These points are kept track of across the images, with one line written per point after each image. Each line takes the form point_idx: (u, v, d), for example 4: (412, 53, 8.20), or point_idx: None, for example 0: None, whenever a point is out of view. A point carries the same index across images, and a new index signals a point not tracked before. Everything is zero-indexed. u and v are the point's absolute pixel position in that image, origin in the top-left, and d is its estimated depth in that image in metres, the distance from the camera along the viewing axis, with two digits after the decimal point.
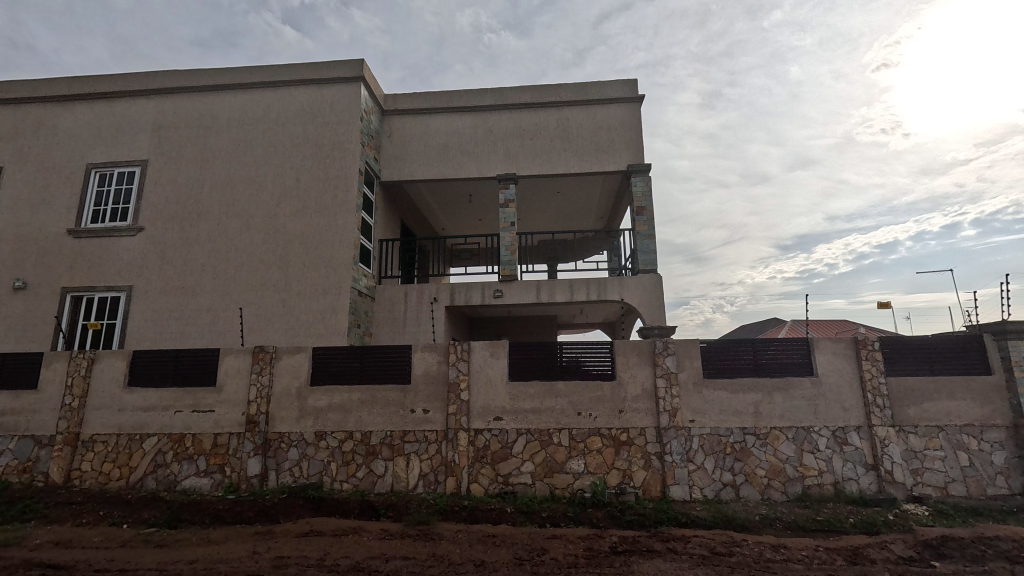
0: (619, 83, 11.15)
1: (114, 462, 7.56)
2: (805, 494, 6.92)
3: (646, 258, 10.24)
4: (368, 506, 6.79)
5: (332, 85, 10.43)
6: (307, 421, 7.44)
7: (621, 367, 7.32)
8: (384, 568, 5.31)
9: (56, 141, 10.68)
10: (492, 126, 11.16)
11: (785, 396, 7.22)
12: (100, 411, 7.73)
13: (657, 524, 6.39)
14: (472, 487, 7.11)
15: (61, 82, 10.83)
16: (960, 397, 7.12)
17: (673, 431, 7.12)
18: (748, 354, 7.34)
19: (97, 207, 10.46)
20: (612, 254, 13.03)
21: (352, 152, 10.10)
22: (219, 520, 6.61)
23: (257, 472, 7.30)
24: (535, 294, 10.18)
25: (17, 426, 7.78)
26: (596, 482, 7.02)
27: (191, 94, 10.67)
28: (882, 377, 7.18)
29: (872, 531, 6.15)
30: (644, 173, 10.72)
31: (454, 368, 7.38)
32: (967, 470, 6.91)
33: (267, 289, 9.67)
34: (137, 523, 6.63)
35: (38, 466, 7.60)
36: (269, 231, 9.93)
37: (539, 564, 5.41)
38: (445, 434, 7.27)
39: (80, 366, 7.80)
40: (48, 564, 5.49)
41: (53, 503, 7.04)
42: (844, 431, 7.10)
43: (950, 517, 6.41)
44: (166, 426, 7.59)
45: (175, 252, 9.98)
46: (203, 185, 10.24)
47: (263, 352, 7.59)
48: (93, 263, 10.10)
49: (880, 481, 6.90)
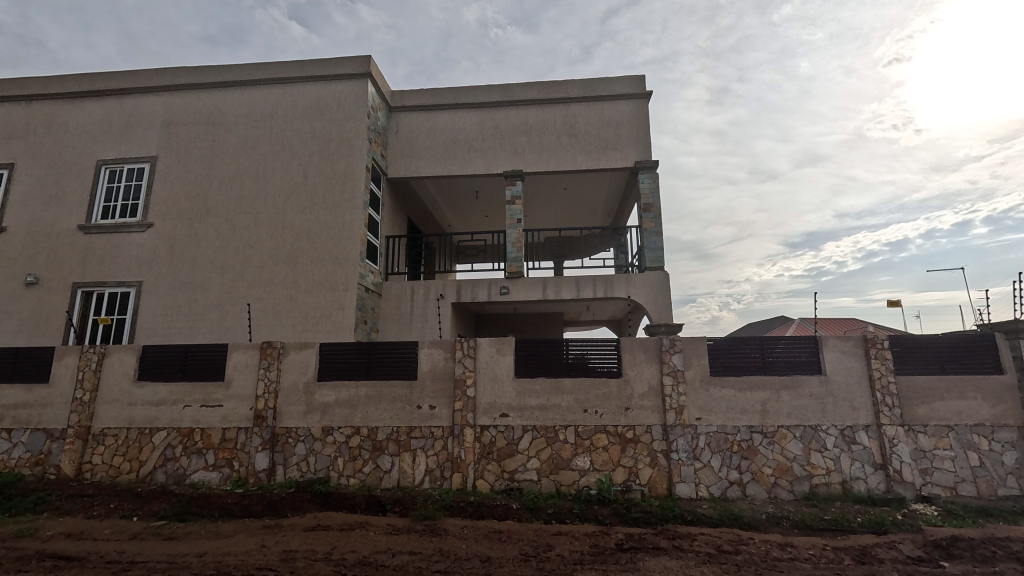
0: (627, 79, 11.08)
1: (124, 455, 7.65)
2: (812, 492, 6.88)
3: (654, 255, 10.14)
4: (375, 501, 6.82)
5: (340, 81, 10.45)
6: (315, 416, 7.49)
7: (628, 364, 7.31)
8: (391, 562, 5.34)
9: (68, 137, 10.78)
10: (499, 122, 11.14)
11: (792, 395, 7.18)
12: (111, 405, 7.81)
13: (663, 521, 6.38)
14: (478, 483, 7.15)
15: (72, 78, 10.91)
16: (971, 396, 7.05)
17: (679, 429, 7.09)
18: (756, 353, 7.29)
19: (107, 203, 10.55)
20: (619, 251, 12.98)
21: (359, 149, 10.10)
22: (227, 513, 6.67)
23: (265, 467, 7.35)
24: (542, 291, 10.16)
25: (30, 419, 7.88)
26: (602, 478, 7.01)
27: (200, 91, 10.72)
28: (891, 375, 7.11)
29: (880, 530, 6.11)
30: (651, 169, 10.63)
31: (460, 364, 7.39)
32: (977, 470, 6.84)
33: (275, 285, 9.73)
34: (147, 516, 6.70)
35: (50, 458, 7.71)
36: (277, 226, 9.98)
37: (546, 560, 5.43)
38: (451, 430, 7.29)
39: (91, 361, 7.88)
40: (60, 555, 5.56)
41: (65, 495, 7.14)
42: (853, 430, 7.06)
43: (960, 518, 6.35)
44: (175, 420, 7.66)
45: (184, 247, 10.05)
46: (211, 181, 10.30)
47: (270, 348, 7.63)
48: (103, 258, 10.19)
49: (888, 481, 6.86)
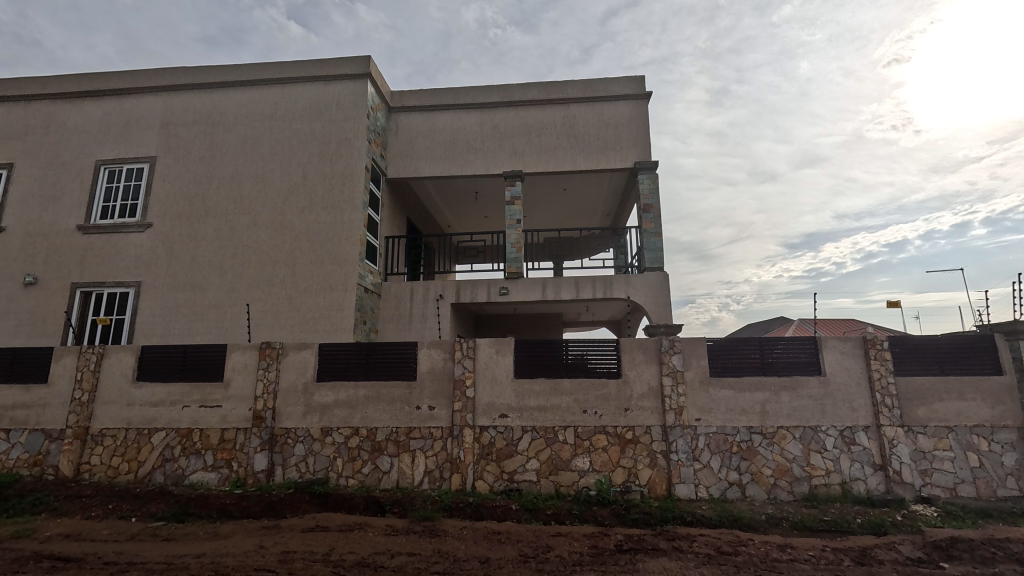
0: (627, 79, 11.08)
1: (123, 456, 7.63)
2: (812, 493, 6.87)
3: (652, 256, 10.16)
4: (374, 502, 6.81)
5: (339, 82, 10.44)
6: (314, 417, 7.48)
7: (627, 365, 7.30)
8: (389, 563, 5.33)
9: (67, 138, 10.77)
10: (499, 123, 11.14)
11: (791, 396, 7.17)
12: (109, 405, 7.79)
13: (662, 522, 6.37)
14: (477, 484, 7.14)
15: (70, 78, 10.90)
16: (970, 397, 7.04)
17: (678, 430, 7.08)
18: (755, 353, 7.28)
19: (106, 203, 10.54)
20: (618, 252, 12.98)
21: (359, 149, 10.10)
22: (225, 514, 6.65)
23: (263, 468, 7.34)
24: (541, 291, 10.16)
25: (28, 420, 7.87)
26: (601, 479, 6.99)
27: (199, 91, 10.72)
28: (890, 376, 7.10)
29: (879, 531, 6.11)
30: (650, 170, 10.63)
31: (459, 365, 7.38)
32: (976, 471, 6.84)
33: (274, 284, 9.72)
34: (145, 517, 6.69)
35: (48, 459, 7.68)
36: (275, 226, 9.96)
37: (545, 562, 5.41)
38: (450, 430, 7.28)
39: (89, 362, 7.87)
40: (58, 556, 5.55)
41: (63, 495, 7.12)
42: (852, 431, 7.05)
43: (960, 519, 6.34)
44: (174, 421, 7.64)
45: (182, 247, 10.04)
46: (210, 182, 10.29)
47: (269, 348, 7.62)
48: (101, 258, 10.17)
49: (887, 482, 6.85)
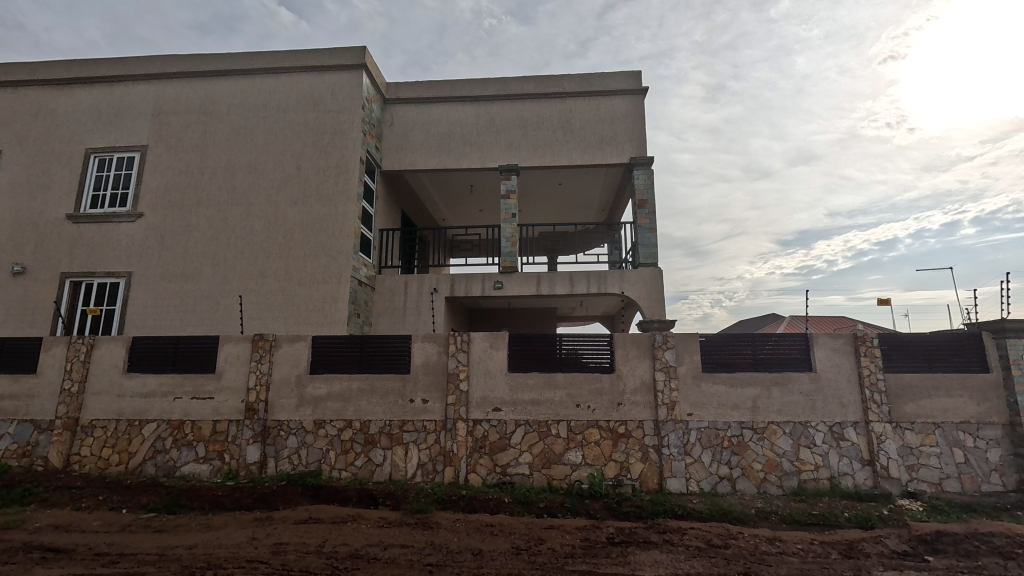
0: (623, 74, 11.05)
1: (113, 447, 7.58)
2: (801, 487, 6.97)
3: (647, 251, 10.19)
4: (367, 494, 6.81)
5: (334, 72, 10.34)
6: (307, 409, 7.46)
7: (621, 359, 7.33)
8: (383, 555, 5.35)
9: (56, 125, 10.60)
10: (494, 116, 11.09)
11: (783, 391, 7.24)
12: (99, 396, 7.73)
13: (654, 515, 6.43)
14: (470, 477, 7.16)
15: (61, 65, 10.74)
16: (957, 393, 7.14)
17: (671, 424, 7.14)
18: (747, 350, 7.35)
19: (97, 192, 10.42)
20: (612, 247, 13.02)
21: (354, 141, 10.04)
22: (218, 505, 6.65)
23: (256, 460, 7.34)
24: (536, 287, 10.17)
25: (17, 410, 7.79)
26: (594, 473, 7.05)
27: (192, 79, 10.58)
28: (879, 373, 7.19)
29: (867, 525, 6.21)
30: (645, 165, 10.65)
31: (453, 359, 7.39)
32: (962, 466, 6.96)
33: (268, 276, 9.65)
34: (136, 508, 6.66)
35: (37, 450, 7.63)
36: (268, 218, 9.89)
37: (537, 554, 5.45)
38: (444, 424, 7.30)
39: (79, 352, 7.79)
40: (48, 547, 5.51)
41: (53, 486, 7.08)
42: (841, 427, 7.14)
43: (945, 513, 6.45)
44: (165, 412, 7.60)
45: (174, 238, 9.94)
46: (202, 172, 10.18)
47: (263, 340, 7.59)
48: (92, 248, 10.07)
49: (875, 477, 6.96)
